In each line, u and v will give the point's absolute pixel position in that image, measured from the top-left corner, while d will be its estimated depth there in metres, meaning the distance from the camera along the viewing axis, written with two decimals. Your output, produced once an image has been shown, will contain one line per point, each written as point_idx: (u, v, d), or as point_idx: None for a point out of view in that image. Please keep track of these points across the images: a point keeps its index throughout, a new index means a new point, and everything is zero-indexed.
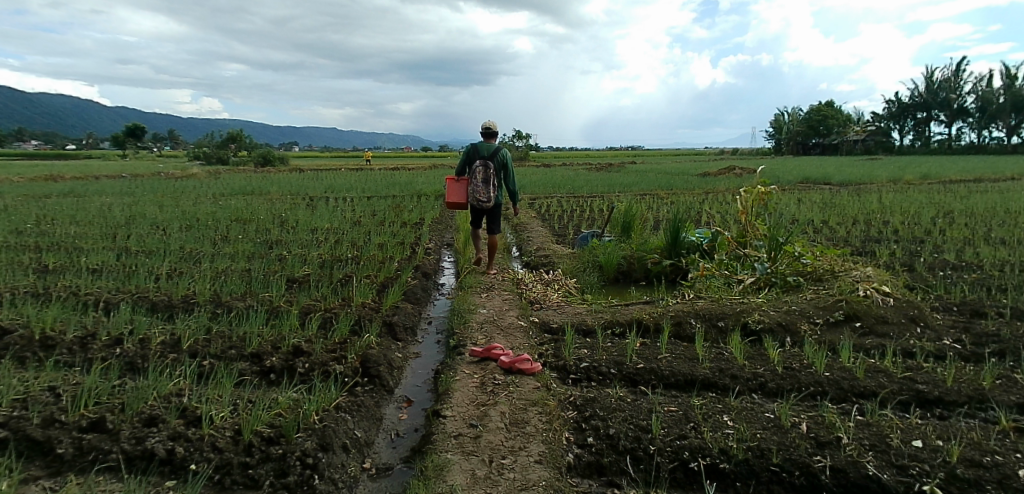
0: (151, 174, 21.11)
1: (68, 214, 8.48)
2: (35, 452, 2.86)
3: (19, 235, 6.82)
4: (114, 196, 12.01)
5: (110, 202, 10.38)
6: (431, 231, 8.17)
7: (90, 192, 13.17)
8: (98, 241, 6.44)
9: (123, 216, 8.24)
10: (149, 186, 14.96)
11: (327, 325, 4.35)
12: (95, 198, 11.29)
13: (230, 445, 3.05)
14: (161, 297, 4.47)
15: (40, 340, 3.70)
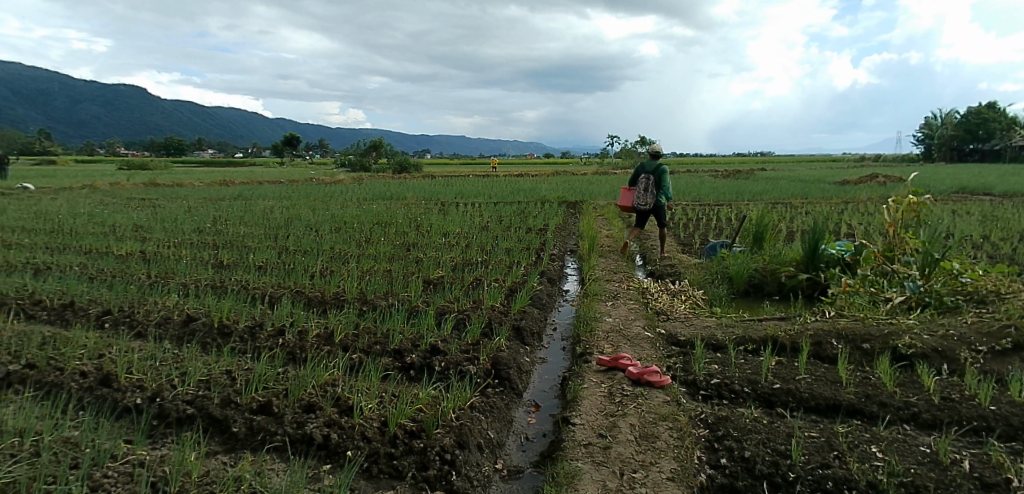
0: (305, 179, 23.07)
1: (239, 215, 9.41)
2: (216, 429, 3.30)
3: (200, 232, 7.65)
4: (275, 199, 13.20)
5: (270, 205, 11.39)
6: (554, 237, 8.21)
7: (256, 195, 14.57)
8: (262, 239, 7.07)
9: (282, 218, 9.00)
10: (303, 190, 16.34)
11: (461, 325, 4.48)
12: (260, 201, 12.48)
13: (377, 435, 3.33)
14: (316, 294, 4.82)
15: (218, 327, 4.09)
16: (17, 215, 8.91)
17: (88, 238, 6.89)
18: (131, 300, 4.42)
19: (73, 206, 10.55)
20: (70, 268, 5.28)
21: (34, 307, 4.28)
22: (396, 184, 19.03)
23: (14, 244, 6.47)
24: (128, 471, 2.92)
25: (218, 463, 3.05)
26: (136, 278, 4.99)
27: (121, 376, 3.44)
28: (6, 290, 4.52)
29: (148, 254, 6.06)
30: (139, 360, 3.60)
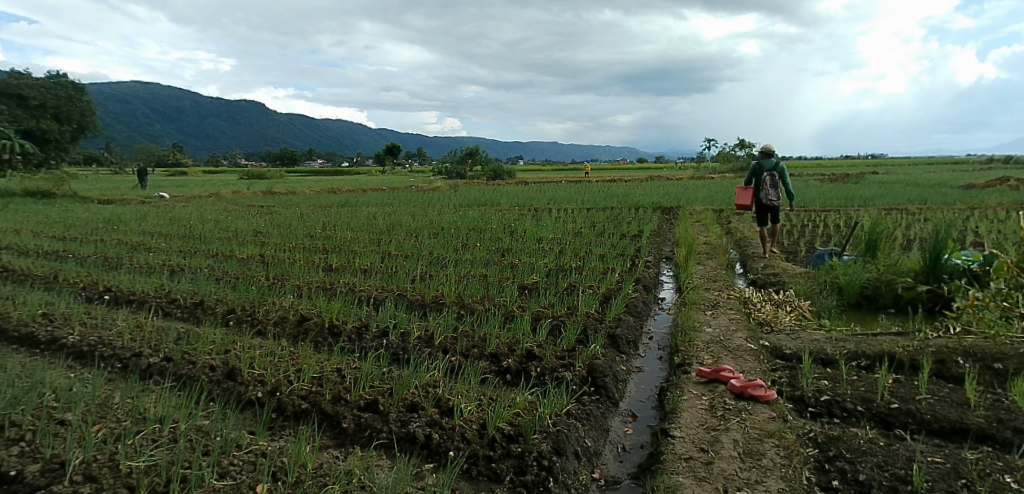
0: (405, 186, 24.07)
1: (347, 221, 9.93)
2: (327, 423, 3.48)
3: (311, 236, 8.14)
4: (377, 206, 13.83)
5: (373, 211, 11.94)
6: (650, 243, 8.08)
7: (360, 202, 15.34)
8: (367, 244, 7.41)
9: (385, 224, 9.41)
10: (403, 197, 17.03)
11: (556, 331, 4.50)
12: (364, 208, 13.12)
13: (476, 437, 3.38)
14: (416, 297, 5.00)
15: (329, 326, 4.33)
16: (157, 220, 9.86)
17: (215, 242, 7.49)
18: (252, 300, 4.75)
19: (202, 212, 11.54)
20: (200, 269, 5.76)
21: (170, 304, 4.70)
22: (489, 190, 19.36)
23: (154, 246, 7.16)
24: (251, 460, 3.14)
25: (330, 457, 3.21)
26: (256, 279, 5.37)
27: (244, 370, 3.70)
28: (147, 288, 4.99)
29: (266, 257, 6.50)
30: (259, 356, 3.87)
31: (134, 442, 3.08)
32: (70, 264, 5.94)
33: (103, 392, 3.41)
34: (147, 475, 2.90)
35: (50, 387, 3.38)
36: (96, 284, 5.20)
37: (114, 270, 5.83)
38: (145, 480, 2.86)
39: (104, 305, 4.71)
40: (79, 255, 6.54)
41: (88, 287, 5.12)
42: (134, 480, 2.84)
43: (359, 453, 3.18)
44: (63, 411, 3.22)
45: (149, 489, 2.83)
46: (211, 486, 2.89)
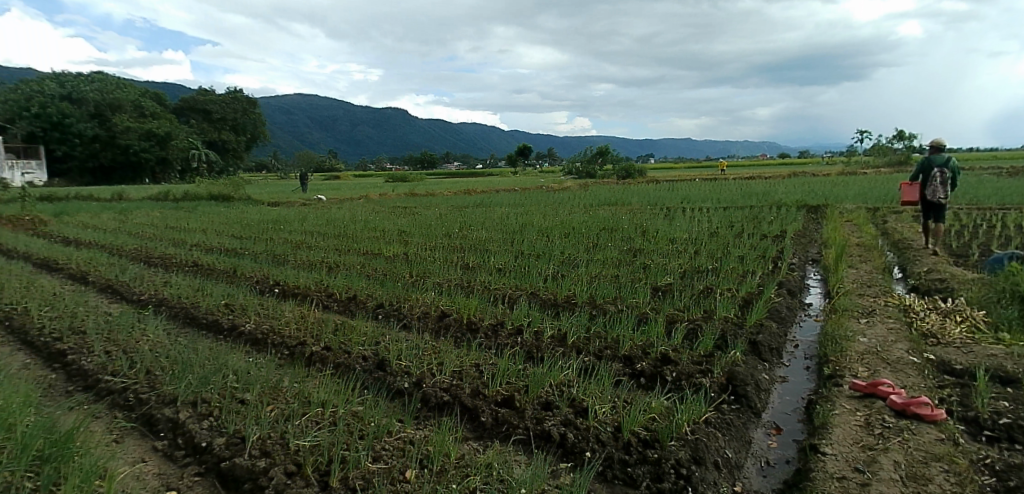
0: (534, 187, 24.41)
1: (483, 220, 10.28)
2: (467, 416, 3.63)
3: (449, 235, 8.52)
4: (508, 205, 14.18)
5: (505, 211, 12.25)
6: (793, 245, 7.62)
7: (492, 202, 15.80)
8: (501, 243, 7.62)
9: (519, 224, 9.62)
10: (536, 197, 17.25)
11: (692, 336, 4.42)
12: (496, 207, 13.50)
13: (611, 440, 3.37)
14: (549, 296, 5.10)
15: (467, 323, 4.53)
16: (317, 221, 10.81)
17: (366, 241, 8.08)
18: (397, 295, 5.09)
19: (354, 213, 12.48)
20: (354, 266, 6.25)
21: (328, 298, 5.15)
22: (619, 190, 19.09)
23: (314, 244, 7.87)
24: (400, 447, 3.34)
25: (471, 449, 3.35)
26: (402, 277, 5.74)
27: (392, 362, 3.96)
28: (308, 283, 5.49)
29: (409, 255, 6.90)
30: (405, 349, 4.12)
31: (301, 423, 3.38)
32: (246, 260, 6.69)
33: (275, 376, 3.78)
34: (312, 454, 3.18)
35: (232, 369, 3.79)
36: (268, 278, 5.81)
37: (281, 265, 6.49)
38: (310, 459, 3.14)
39: (273, 297, 5.25)
40: (254, 252, 7.35)
41: (261, 281, 5.74)
42: (302, 459, 3.13)
43: (498, 447, 3.28)
44: (243, 390, 3.59)
45: (314, 467, 3.11)
46: (367, 469, 3.11)
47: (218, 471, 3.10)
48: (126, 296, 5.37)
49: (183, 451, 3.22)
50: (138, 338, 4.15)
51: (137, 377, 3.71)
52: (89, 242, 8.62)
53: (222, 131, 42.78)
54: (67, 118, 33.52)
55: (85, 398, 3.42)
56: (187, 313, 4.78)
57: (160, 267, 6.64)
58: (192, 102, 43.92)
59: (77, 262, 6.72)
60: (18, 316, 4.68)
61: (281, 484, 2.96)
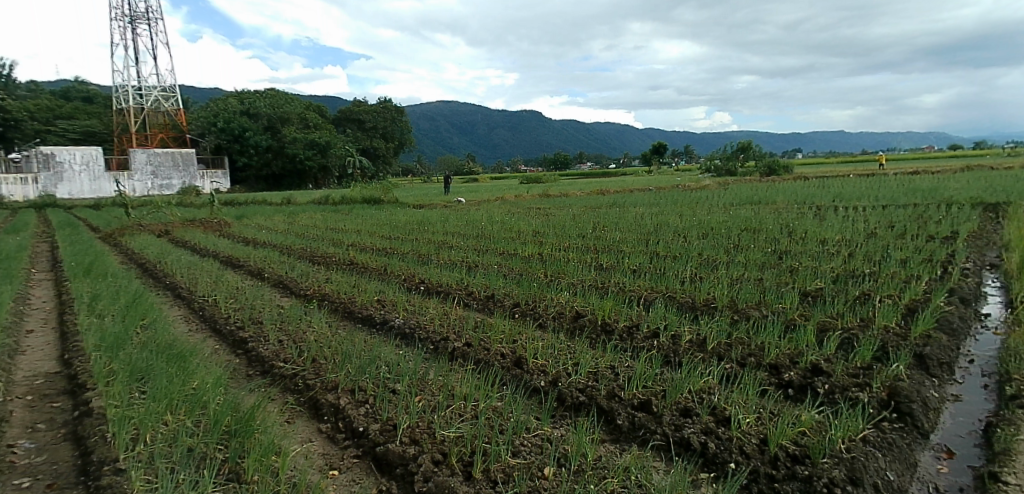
0: (670, 186, 23.73)
1: (616, 220, 10.25)
2: (603, 417, 3.62)
3: (584, 235, 8.58)
4: (641, 205, 13.97)
5: (640, 211, 12.11)
6: (968, 247, 6.79)
7: (623, 201, 15.69)
8: (636, 244, 7.51)
9: (653, 224, 9.46)
10: (670, 195, 16.82)
11: (847, 346, 4.12)
12: (629, 207, 13.37)
13: (756, 452, 3.18)
14: (687, 299, 4.99)
15: (602, 324, 4.54)
16: (457, 221, 11.35)
17: (503, 241, 8.35)
18: (533, 295, 5.22)
19: (492, 214, 12.88)
20: (492, 266, 6.48)
21: (468, 296, 5.39)
22: (764, 188, 17.92)
23: (455, 244, 8.29)
24: (538, 444, 3.38)
25: (608, 451, 3.33)
26: (537, 276, 5.88)
27: (529, 360, 4.06)
28: (450, 282, 5.79)
29: (545, 256, 7.01)
30: (541, 348, 4.20)
31: (445, 414, 3.55)
32: (396, 259, 7.18)
33: (421, 369, 4.01)
34: (456, 445, 3.32)
35: (385, 361, 4.09)
36: (415, 276, 6.20)
37: (426, 264, 6.91)
38: (455, 450, 3.28)
39: (419, 294, 5.59)
40: (402, 251, 7.85)
41: (408, 279, 6.13)
42: (447, 449, 3.28)
43: (636, 451, 3.22)
44: (394, 381, 3.85)
45: (458, 457, 3.24)
46: (507, 463, 3.19)
47: (373, 455, 3.33)
48: (295, 290, 5.99)
49: (343, 434, 3.49)
50: (305, 328, 4.61)
51: (305, 364, 4.11)
52: (265, 241, 9.72)
53: (374, 139, 46.61)
54: (246, 131, 37.09)
55: (263, 381, 3.84)
56: (345, 307, 5.22)
57: (322, 264, 7.32)
58: (347, 113, 47.62)
59: (256, 259, 7.63)
60: (210, 306, 5.39)
61: (429, 471, 3.12)
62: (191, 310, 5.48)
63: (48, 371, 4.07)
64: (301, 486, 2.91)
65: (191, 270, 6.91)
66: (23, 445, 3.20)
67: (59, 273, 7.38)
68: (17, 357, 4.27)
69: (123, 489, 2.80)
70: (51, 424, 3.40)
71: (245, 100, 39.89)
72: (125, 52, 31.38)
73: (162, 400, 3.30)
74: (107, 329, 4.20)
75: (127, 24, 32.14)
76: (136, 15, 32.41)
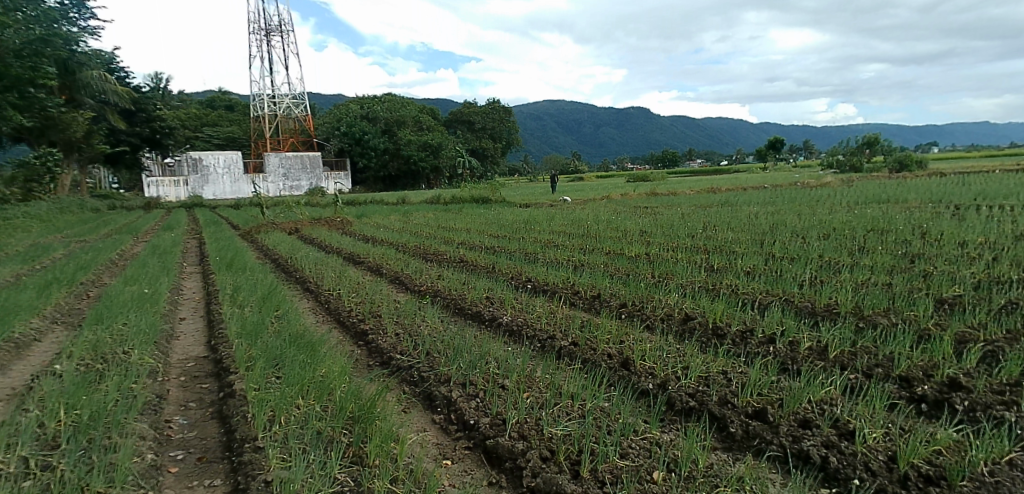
0: (788, 183, 22.39)
1: (727, 220, 9.90)
2: (714, 424, 3.51)
3: (694, 235, 8.35)
4: (757, 203, 13.32)
5: (755, 210, 11.58)
6: None
7: (737, 200, 15.00)
8: (750, 245, 7.24)
9: (768, 224, 9.02)
10: (787, 194, 15.87)
11: (991, 360, 3.74)
12: (743, 206, 12.79)
13: (884, 470, 2.95)
14: (805, 304, 4.76)
15: (713, 328, 4.45)
16: (563, 221, 11.41)
17: (610, 240, 8.32)
18: (640, 296, 5.19)
19: (597, 213, 12.87)
20: (598, 265, 6.49)
21: (574, 296, 5.45)
22: (893, 185, 16.54)
23: (561, 243, 8.34)
24: (646, 447, 3.32)
25: (720, 459, 3.21)
26: (644, 276, 5.83)
27: (637, 361, 4.02)
28: (555, 281, 5.88)
29: (653, 256, 6.91)
30: (650, 350, 4.15)
31: (553, 412, 3.57)
32: (503, 257, 7.37)
33: (529, 366, 4.07)
34: (564, 443, 3.33)
35: (495, 356, 4.21)
36: (521, 275, 6.34)
37: (534, 262, 7.02)
38: (563, 447, 3.30)
39: (527, 292, 5.72)
40: (509, 250, 8.02)
41: (515, 277, 6.28)
42: (555, 446, 3.30)
43: (751, 461, 3.08)
44: (503, 376, 3.93)
45: (565, 455, 3.25)
46: (615, 464, 3.15)
47: (483, 448, 3.42)
48: (410, 287, 6.30)
49: (454, 426, 3.61)
50: (420, 322, 4.85)
51: (420, 357, 4.31)
52: (382, 239, 10.28)
53: (482, 139, 48.99)
54: (367, 135, 39.26)
55: (383, 372, 4.07)
56: (456, 304, 5.44)
57: (434, 262, 7.63)
58: (458, 114, 50.21)
59: (374, 256, 8.10)
60: (335, 299, 5.79)
61: (537, 467, 3.16)
62: (318, 302, 5.94)
63: (198, 356, 4.53)
64: (417, 474, 3.02)
65: (318, 266, 7.45)
66: (178, 421, 3.57)
67: (207, 267, 8.19)
68: (174, 341, 4.78)
69: (262, 467, 3.05)
70: (201, 403, 3.77)
71: (366, 106, 42.66)
72: (263, 64, 35.42)
73: (295, 385, 3.56)
74: (247, 318, 4.61)
75: (262, 37, 35.08)
76: (270, 28, 35.24)
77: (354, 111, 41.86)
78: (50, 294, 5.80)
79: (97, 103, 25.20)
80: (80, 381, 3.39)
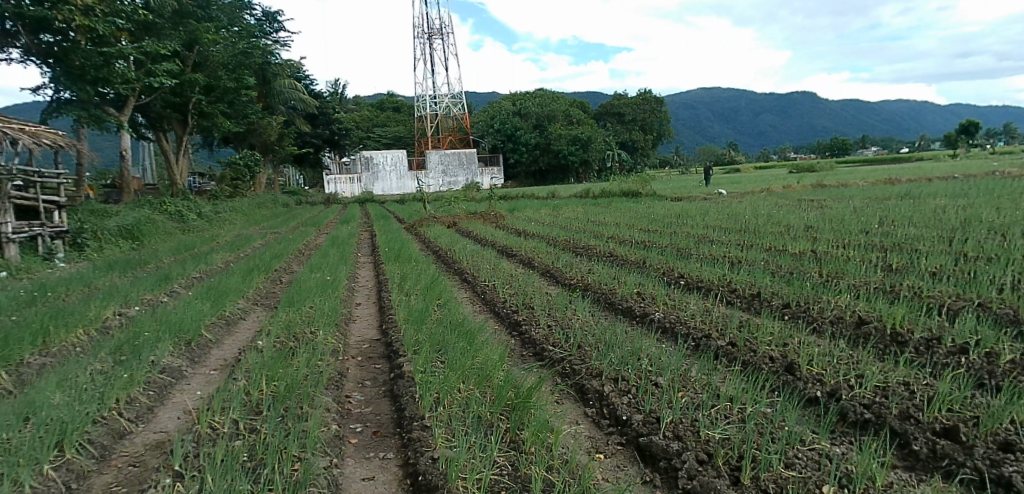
0: (989, 173, 19.43)
1: (908, 214, 8.92)
2: (894, 439, 3.17)
3: (868, 232, 7.63)
4: (948, 196, 11.75)
5: (944, 203, 10.25)
6: None
7: (923, 192, 13.26)
8: (936, 243, 6.48)
9: (961, 219, 7.96)
10: (986, 185, 13.75)
11: None
12: (930, 199, 11.32)
13: None
14: (1006, 311, 4.18)
15: (892, 334, 4.07)
16: (718, 215, 10.95)
17: (771, 236, 7.90)
18: (806, 296, 4.93)
19: (755, 207, 12.20)
20: (757, 263, 6.26)
21: (731, 294, 5.33)
22: None
23: (715, 239, 8.02)
24: (815, 458, 3.04)
25: (902, 477, 2.87)
26: (810, 275, 5.51)
27: (803, 367, 3.79)
28: (711, 278, 5.79)
29: (820, 253, 6.47)
30: (818, 355, 3.90)
31: (710, 414, 3.42)
32: (654, 252, 7.31)
33: (684, 364, 3.99)
34: (722, 447, 3.16)
35: (647, 354, 4.17)
36: (673, 270, 6.32)
37: (687, 258, 6.88)
38: (721, 451, 3.12)
39: (680, 288, 5.69)
40: (661, 245, 7.90)
41: (667, 273, 6.27)
42: (713, 450, 3.14)
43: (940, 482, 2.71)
44: (656, 374, 3.87)
45: (724, 460, 3.07)
46: (780, 474, 2.91)
47: (637, 445, 3.35)
48: (561, 280, 6.48)
49: (607, 421, 3.60)
50: (571, 316, 4.99)
51: (572, 350, 4.41)
52: (534, 232, 10.60)
53: (634, 131, 49.35)
54: (518, 131, 40.91)
55: (538, 362, 4.22)
56: (607, 299, 5.55)
57: (584, 256, 7.75)
58: (608, 107, 51.13)
59: (526, 250, 8.37)
60: (490, 291, 6.13)
61: (693, 470, 3.01)
62: (475, 293, 6.31)
63: (371, 339, 4.97)
64: (570, 465, 3.01)
65: (475, 258, 7.88)
66: (355, 396, 3.92)
67: (378, 257, 8.93)
68: (352, 323, 5.30)
69: (428, 444, 3.23)
70: (375, 382, 4.12)
71: (518, 103, 44.47)
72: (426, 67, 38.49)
73: (457, 370, 3.79)
74: (414, 306, 5.03)
75: (425, 41, 37.74)
76: (433, 31, 37.51)
77: (506, 109, 43.72)
78: (254, 280, 6.67)
79: (287, 110, 28.67)
80: (277, 356, 3.87)
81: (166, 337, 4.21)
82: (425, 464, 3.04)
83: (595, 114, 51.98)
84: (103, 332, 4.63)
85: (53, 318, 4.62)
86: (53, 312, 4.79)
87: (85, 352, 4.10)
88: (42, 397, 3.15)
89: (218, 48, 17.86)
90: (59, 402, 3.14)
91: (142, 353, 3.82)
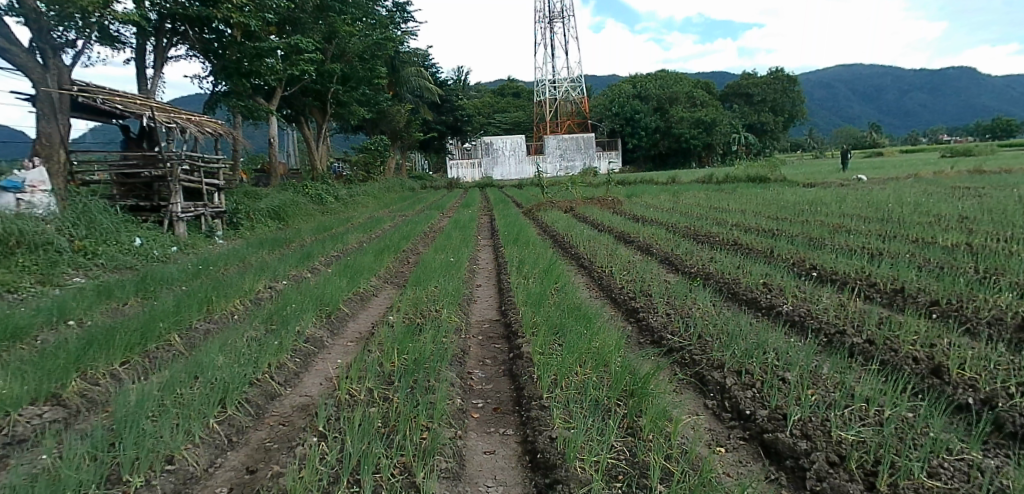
0: None
1: None
2: None
3: None
4: None
5: None
6: None
7: None
8: None
9: None
10: None
11: None
12: None
13: None
14: None
15: None
16: (857, 202, 10.22)
17: (919, 227, 7.29)
18: (959, 294, 4.52)
19: (900, 194, 11.26)
20: (902, 255, 5.82)
21: (870, 288, 5.02)
22: None
23: (854, 229, 7.50)
24: (963, 468, 2.75)
25: None
26: (964, 271, 5.05)
27: (952, 371, 3.48)
28: (847, 270, 5.45)
29: (978, 247, 5.91)
30: (972, 359, 3.58)
31: (844, 414, 3.20)
32: (783, 242, 7.00)
33: (814, 361, 3.81)
34: (857, 450, 2.93)
35: (771, 347, 4.01)
36: (804, 261, 6.05)
37: (822, 248, 6.54)
38: (855, 454, 2.89)
39: (810, 280, 5.45)
40: (790, 234, 7.51)
41: (797, 264, 6.01)
42: (845, 451, 2.92)
43: None
44: (783, 369, 3.72)
45: (858, 463, 2.85)
46: (922, 482, 2.65)
47: (761, 441, 3.21)
48: (681, 268, 6.39)
49: (728, 414, 3.49)
50: (691, 304, 4.92)
51: (691, 339, 4.35)
52: (653, 218, 10.42)
53: (762, 114, 46.84)
54: (638, 114, 39.89)
55: (655, 350, 4.21)
56: (730, 288, 5.42)
57: (706, 244, 7.56)
58: (735, 88, 48.96)
59: (646, 236, 8.26)
60: (607, 277, 6.16)
61: (824, 472, 2.82)
62: (592, 278, 6.38)
63: (491, 319, 5.17)
64: (690, 454, 2.92)
65: (592, 244, 7.90)
66: (477, 374, 4.09)
67: (498, 240, 9.15)
68: (473, 303, 5.53)
69: (547, 424, 3.28)
70: (495, 360, 4.27)
71: (639, 85, 43.54)
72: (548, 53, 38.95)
73: (575, 354, 3.83)
74: (531, 289, 5.17)
75: (546, 24, 37.75)
76: (555, 15, 37.44)
77: (628, 91, 42.59)
78: (384, 259, 7.12)
79: (415, 98, 29.88)
80: (405, 332, 4.12)
81: (310, 309, 4.64)
82: (543, 443, 3.08)
83: (720, 96, 49.85)
84: (255, 303, 5.19)
85: (215, 288, 5.18)
86: (216, 283, 5.39)
87: (242, 320, 4.60)
88: (208, 358, 3.53)
89: (355, 41, 18.68)
90: (222, 363, 3.51)
91: (289, 323, 4.23)
